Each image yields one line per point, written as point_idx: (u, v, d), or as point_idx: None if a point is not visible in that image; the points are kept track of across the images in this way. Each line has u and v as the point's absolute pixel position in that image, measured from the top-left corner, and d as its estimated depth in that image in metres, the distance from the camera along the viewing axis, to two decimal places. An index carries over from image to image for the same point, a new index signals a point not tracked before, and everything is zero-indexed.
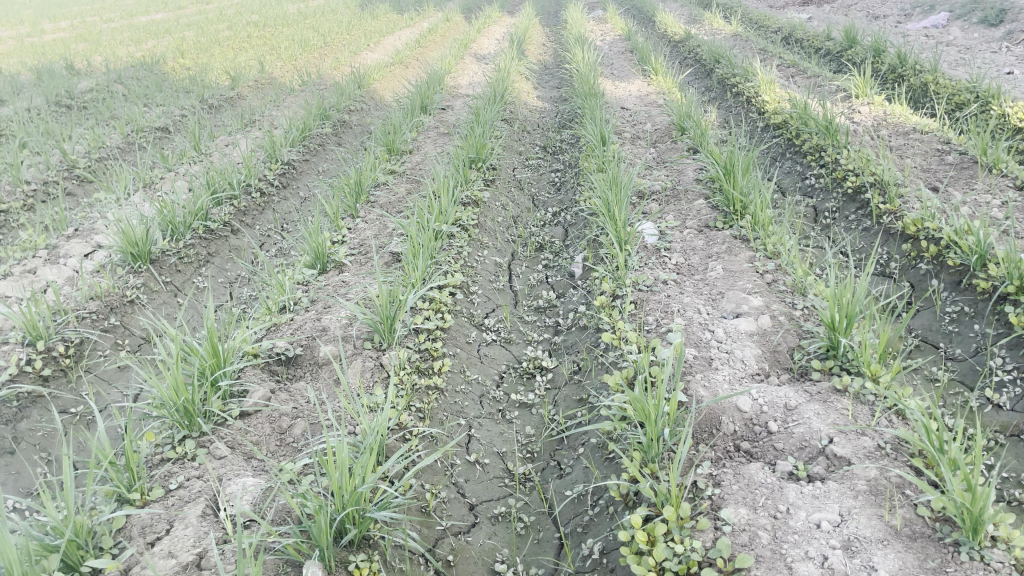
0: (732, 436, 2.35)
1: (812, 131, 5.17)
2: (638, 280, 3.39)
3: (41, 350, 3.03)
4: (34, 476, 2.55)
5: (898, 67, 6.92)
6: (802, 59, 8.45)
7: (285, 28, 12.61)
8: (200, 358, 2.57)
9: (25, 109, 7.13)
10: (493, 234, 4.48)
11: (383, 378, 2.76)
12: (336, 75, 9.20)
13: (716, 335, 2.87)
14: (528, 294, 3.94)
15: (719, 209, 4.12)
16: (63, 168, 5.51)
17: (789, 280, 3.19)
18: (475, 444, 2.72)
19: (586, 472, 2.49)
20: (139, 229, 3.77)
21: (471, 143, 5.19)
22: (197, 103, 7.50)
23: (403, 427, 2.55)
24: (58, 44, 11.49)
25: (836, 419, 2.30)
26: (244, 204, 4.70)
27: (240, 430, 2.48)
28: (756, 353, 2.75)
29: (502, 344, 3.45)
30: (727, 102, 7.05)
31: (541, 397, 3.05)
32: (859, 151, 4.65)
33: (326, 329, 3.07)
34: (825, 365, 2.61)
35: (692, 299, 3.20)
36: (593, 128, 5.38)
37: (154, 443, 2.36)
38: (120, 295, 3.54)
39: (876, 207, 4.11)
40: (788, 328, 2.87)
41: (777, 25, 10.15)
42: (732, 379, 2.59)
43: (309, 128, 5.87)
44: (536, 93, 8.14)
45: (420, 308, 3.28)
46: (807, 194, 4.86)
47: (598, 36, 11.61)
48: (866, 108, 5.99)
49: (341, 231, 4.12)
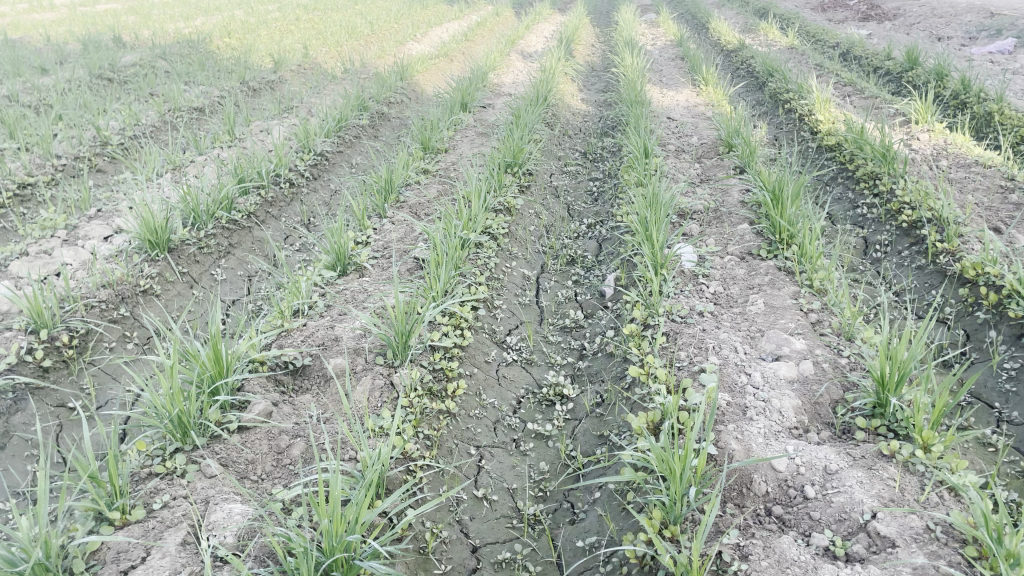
0: (764, 498, 2.16)
1: (867, 157, 4.90)
2: (672, 310, 3.18)
3: (44, 339, 2.93)
4: (19, 476, 2.43)
5: (961, 92, 6.58)
6: (859, 77, 8.12)
7: (334, 13, 12.52)
8: (201, 366, 2.44)
9: (67, 81, 7.11)
10: (523, 244, 4.31)
11: (391, 399, 2.60)
12: (380, 65, 9.08)
13: (752, 380, 2.66)
14: (554, 311, 3.75)
15: (763, 236, 3.89)
16: (96, 144, 5.45)
17: (836, 322, 2.96)
18: (484, 478, 2.55)
19: (600, 523, 2.31)
20: (159, 216, 3.66)
21: (509, 146, 5.01)
22: (237, 85, 7.42)
23: (407, 456, 2.40)
24: (110, 15, 11.52)
25: (881, 491, 2.07)
26: (272, 195, 4.58)
27: (236, 446, 2.34)
28: (796, 404, 2.52)
29: (523, 365, 3.27)
30: (778, 119, 6.77)
31: (558, 429, 2.86)
32: (918, 182, 4.37)
33: (338, 340, 2.92)
34: (870, 424, 2.39)
35: (729, 335, 2.98)
36: (637, 139, 5.17)
37: (144, 455, 2.22)
38: (133, 285, 3.43)
39: (933, 244, 3.84)
40: (833, 379, 2.64)
41: (836, 40, 9.81)
42: (767, 433, 2.38)
43: (345, 119, 5.74)
44: (580, 95, 7.92)
45: (439, 323, 3.12)
46: (858, 223, 4.59)
47: (649, 40, 11.34)
48: (925, 135, 5.68)
49: (366, 232, 3.98)
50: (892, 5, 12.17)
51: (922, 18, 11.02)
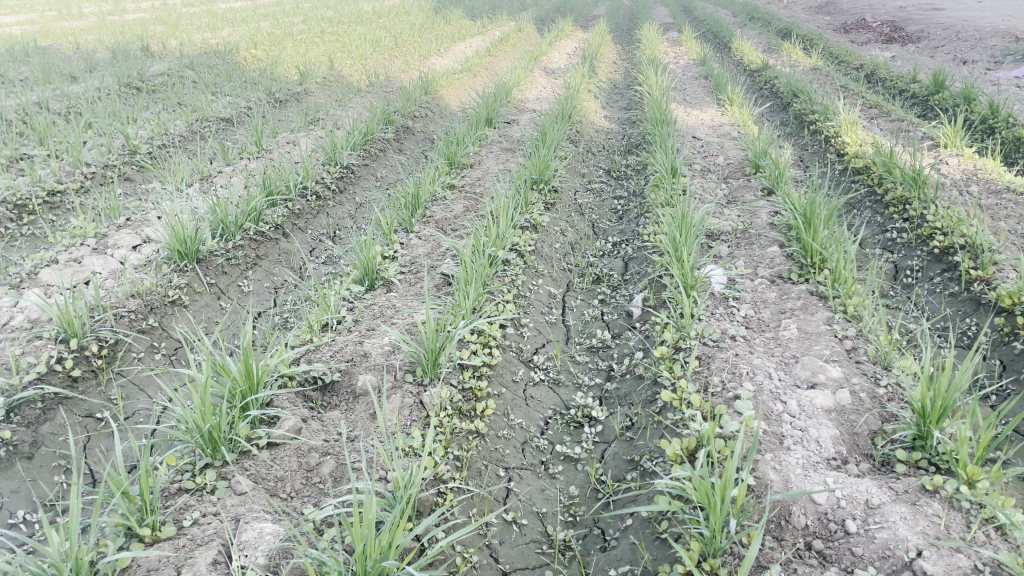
0: (805, 532, 2.12)
1: (897, 181, 4.85)
2: (704, 333, 3.13)
3: (74, 348, 2.93)
4: (47, 488, 2.42)
5: (990, 117, 6.52)
6: (885, 99, 8.06)
7: (358, 26, 12.59)
8: (233, 380, 2.42)
9: (96, 88, 7.17)
10: (549, 261, 4.28)
11: (421, 418, 2.57)
12: (404, 78, 9.10)
13: (788, 409, 2.61)
14: (581, 330, 3.71)
15: (795, 259, 3.84)
16: (124, 152, 5.48)
17: (872, 350, 2.91)
18: (513, 500, 2.51)
19: (633, 551, 2.27)
20: (189, 226, 3.67)
21: (535, 163, 4.99)
22: (264, 97, 7.46)
23: (438, 479, 2.38)
24: (138, 24, 11.64)
25: (926, 528, 2.01)
26: (299, 207, 4.59)
27: (265, 462, 2.32)
28: (834, 435, 2.47)
29: (551, 385, 3.23)
30: (804, 140, 6.72)
31: (588, 452, 2.81)
32: (950, 208, 4.32)
33: (367, 356, 2.90)
34: (910, 457, 2.35)
35: (763, 361, 2.93)
36: (664, 158, 5.13)
37: (174, 470, 2.21)
38: (162, 295, 3.44)
39: (966, 271, 3.79)
40: (871, 409, 2.59)
41: (860, 62, 9.77)
42: (805, 464, 2.33)
43: (371, 132, 5.74)
44: (604, 112, 7.91)
45: (468, 341, 3.09)
46: (887, 248, 4.53)
47: (672, 59, 11.33)
48: (954, 160, 5.62)
49: (393, 246, 3.96)
50: (916, 27, 12.11)
51: (947, 41, 10.95)
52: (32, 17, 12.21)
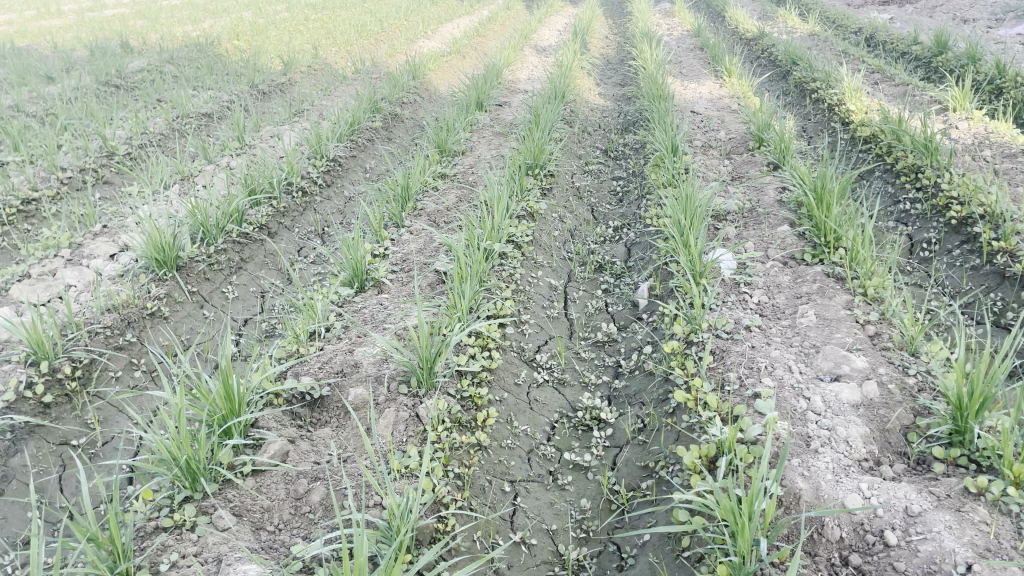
0: (839, 545, 1.94)
1: (907, 149, 4.65)
2: (717, 325, 2.94)
3: (45, 371, 2.74)
4: (18, 528, 2.26)
5: (997, 77, 6.28)
6: (887, 63, 7.82)
7: (343, 11, 12.30)
8: (211, 404, 2.24)
9: (73, 89, 6.94)
10: (548, 250, 4.08)
11: (418, 434, 2.39)
12: (391, 64, 8.86)
13: (812, 406, 2.42)
14: (584, 324, 3.53)
15: (807, 239, 3.64)
16: (102, 155, 5.28)
17: (898, 336, 2.72)
18: (520, 517, 2.34)
19: (652, 571, 2.10)
20: (167, 232, 3.48)
21: (529, 147, 4.78)
22: (247, 89, 7.23)
23: (439, 502, 2.18)
24: (118, 20, 11.37)
25: (974, 538, 1.82)
26: (284, 205, 4.39)
27: (250, 492, 2.14)
28: (864, 433, 2.29)
29: (555, 386, 3.05)
30: (806, 109, 6.49)
31: (599, 459, 2.63)
32: (965, 175, 4.12)
33: (358, 366, 2.72)
34: (948, 455, 2.17)
35: (781, 352, 2.74)
36: (663, 135, 4.92)
37: (150, 507, 2.03)
38: (139, 308, 3.25)
39: (988, 242, 3.59)
40: (902, 403, 2.40)
41: (858, 25, 9.50)
42: (836, 469, 2.15)
43: (357, 122, 5.53)
44: (598, 89, 7.67)
45: (465, 345, 2.90)
46: (901, 220, 4.33)
47: (665, 31, 11.04)
48: (964, 123, 5.40)
49: (384, 243, 3.78)
50: None
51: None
52: (10, 17, 11.95)
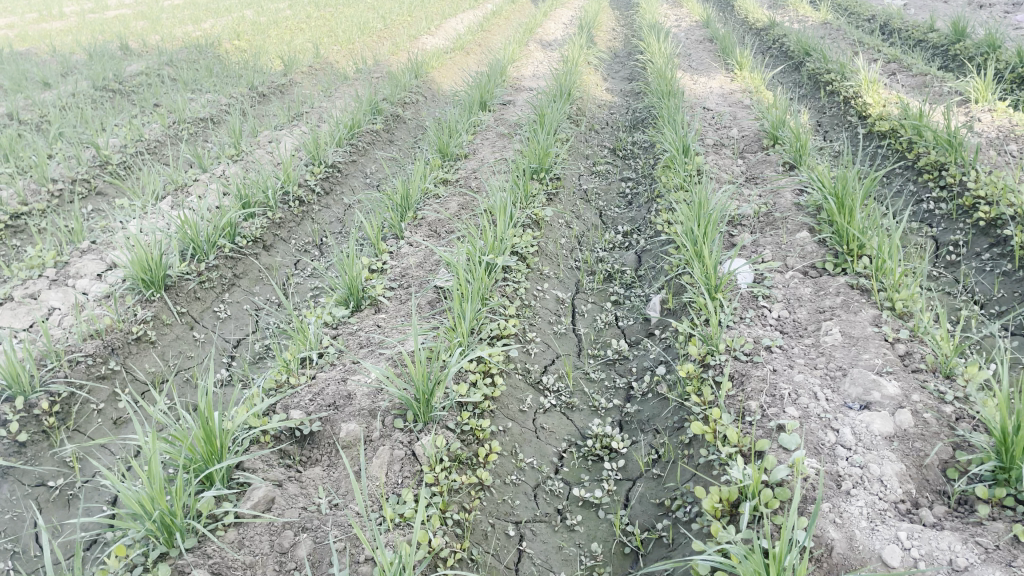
0: None
1: (929, 145, 4.43)
2: (735, 345, 2.75)
3: (20, 407, 2.59)
4: None
5: (1019, 65, 6.03)
6: (902, 52, 7.57)
7: (346, 8, 12.10)
8: (192, 449, 2.08)
9: (68, 95, 6.79)
10: (554, 260, 3.89)
11: (414, 475, 2.22)
12: (394, 62, 8.66)
13: (842, 439, 2.23)
14: (593, 340, 3.34)
15: (828, 246, 3.43)
16: (95, 166, 5.12)
17: (931, 357, 2.52)
18: (526, 567, 2.18)
19: None
20: (153, 250, 3.31)
21: (534, 151, 4.58)
22: (246, 92, 7.05)
23: (437, 556, 2.02)
24: (120, 21, 11.21)
25: None
26: (280, 216, 4.22)
27: (230, 546, 1.97)
28: (899, 470, 2.10)
29: (563, 411, 2.87)
30: (821, 102, 6.26)
31: (610, 495, 2.46)
32: (993, 172, 3.90)
33: (352, 397, 2.55)
34: (993, 494, 1.96)
35: (805, 375, 2.55)
36: (673, 134, 4.72)
37: (122, 567, 1.87)
38: (124, 333, 3.10)
39: (1019, 246, 3.38)
40: (939, 435, 2.20)
41: (872, 13, 9.23)
42: (870, 514, 1.96)
43: (357, 125, 5.35)
44: (605, 85, 7.46)
45: (466, 371, 2.72)
46: (924, 220, 4.11)
47: (673, 22, 10.79)
48: (987, 115, 5.16)
49: (382, 258, 3.61)
50: None
51: None
52: (11, 20, 11.81)
